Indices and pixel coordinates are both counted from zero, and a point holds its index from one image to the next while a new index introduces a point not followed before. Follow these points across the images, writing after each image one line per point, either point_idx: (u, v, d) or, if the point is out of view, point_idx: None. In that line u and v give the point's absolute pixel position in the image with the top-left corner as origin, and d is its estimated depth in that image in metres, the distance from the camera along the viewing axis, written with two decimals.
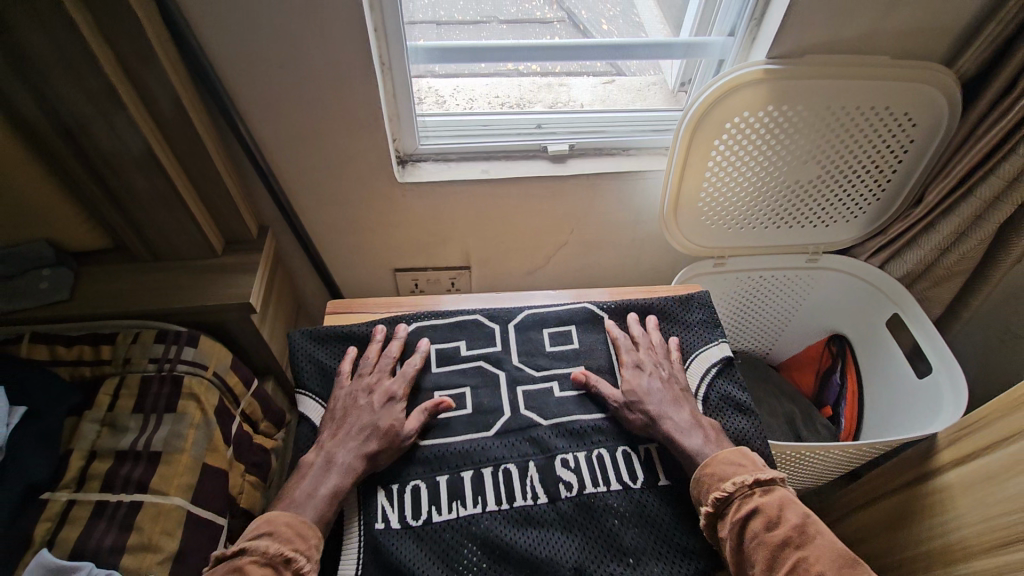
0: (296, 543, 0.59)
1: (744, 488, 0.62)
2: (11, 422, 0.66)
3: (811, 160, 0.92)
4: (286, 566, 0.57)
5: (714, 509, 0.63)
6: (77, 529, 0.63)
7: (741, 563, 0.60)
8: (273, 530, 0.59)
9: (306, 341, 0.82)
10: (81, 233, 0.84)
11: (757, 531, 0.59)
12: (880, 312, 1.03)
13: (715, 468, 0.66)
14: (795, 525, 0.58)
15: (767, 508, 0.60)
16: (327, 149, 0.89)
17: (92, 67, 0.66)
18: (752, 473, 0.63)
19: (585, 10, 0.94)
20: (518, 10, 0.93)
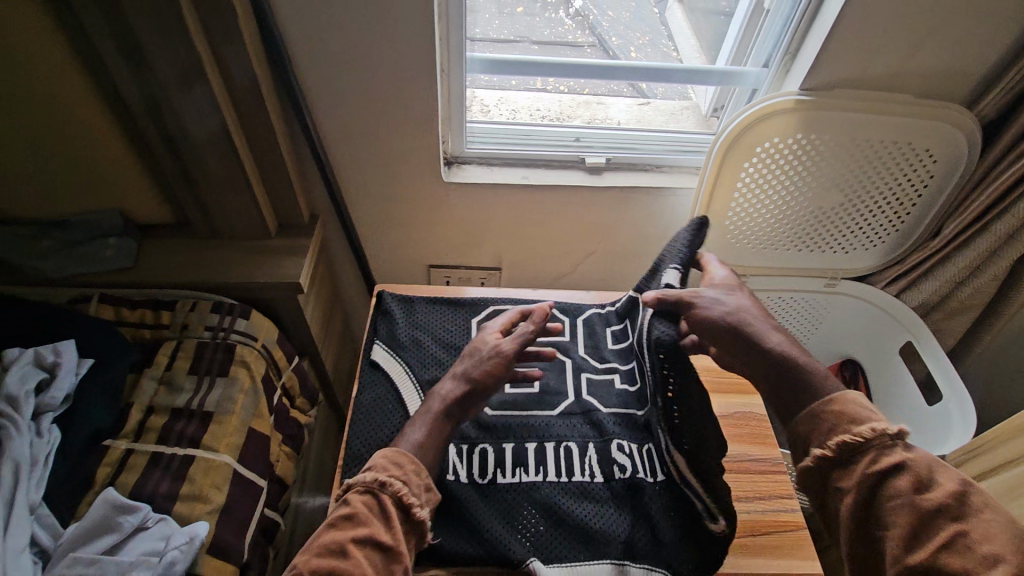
0: (392, 470, 0.61)
1: (883, 438, 0.57)
2: (80, 372, 0.72)
3: (836, 189, 0.97)
4: (382, 490, 0.59)
5: (832, 453, 0.58)
6: (135, 475, 0.68)
7: (868, 512, 0.57)
8: (370, 464, 0.62)
9: (399, 303, 0.89)
10: (147, 205, 0.90)
11: (905, 489, 0.55)
12: (895, 339, 1.06)
13: (841, 409, 0.59)
14: (953, 493, 0.55)
15: (917, 466, 0.56)
16: (383, 145, 0.95)
17: (188, 49, 0.72)
18: (891, 424, 0.58)
19: (616, 38, 1.01)
20: (549, 33, 1.00)
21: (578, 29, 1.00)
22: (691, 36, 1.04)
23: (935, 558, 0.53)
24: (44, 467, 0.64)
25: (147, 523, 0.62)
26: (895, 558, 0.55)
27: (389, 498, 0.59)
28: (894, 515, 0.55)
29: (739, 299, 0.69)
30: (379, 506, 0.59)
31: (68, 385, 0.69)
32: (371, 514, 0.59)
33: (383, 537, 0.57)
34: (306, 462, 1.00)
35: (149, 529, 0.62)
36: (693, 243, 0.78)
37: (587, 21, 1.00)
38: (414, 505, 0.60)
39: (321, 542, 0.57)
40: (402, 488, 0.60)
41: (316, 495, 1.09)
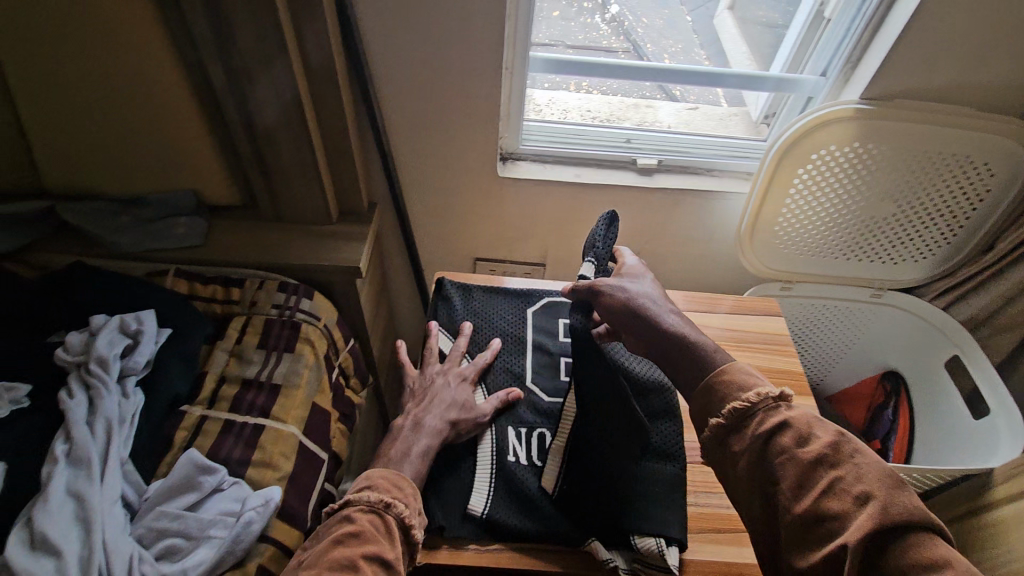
0: (394, 492, 0.61)
1: (768, 400, 0.57)
2: (159, 341, 0.75)
3: (890, 199, 0.98)
4: (387, 511, 0.59)
5: (725, 421, 0.57)
6: (211, 439, 0.71)
7: (765, 476, 0.55)
8: (371, 484, 0.62)
9: (460, 291, 0.92)
10: (219, 186, 0.95)
11: (787, 446, 0.54)
12: (941, 353, 1.05)
13: (732, 377, 0.59)
14: (829, 442, 0.54)
15: (798, 422, 0.56)
16: (443, 138, 0.98)
17: (276, 38, 0.76)
18: (776, 387, 0.58)
19: (651, 44, 1.03)
20: (583, 37, 1.01)
21: (613, 35, 1.02)
22: (739, 41, 1.04)
23: (818, 506, 0.51)
24: (131, 425, 0.68)
25: (222, 486, 0.66)
26: (787, 516, 0.53)
27: (393, 519, 0.59)
28: (781, 475, 0.54)
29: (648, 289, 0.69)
30: (384, 525, 0.58)
31: (150, 351, 0.73)
32: (378, 533, 0.57)
33: (390, 555, 0.56)
34: (356, 442, 1.03)
35: (224, 491, 0.66)
36: (606, 239, 0.77)
37: (623, 27, 1.02)
38: (414, 526, 0.60)
39: (330, 560, 0.54)
40: (405, 509, 0.60)
41: (360, 477, 1.13)
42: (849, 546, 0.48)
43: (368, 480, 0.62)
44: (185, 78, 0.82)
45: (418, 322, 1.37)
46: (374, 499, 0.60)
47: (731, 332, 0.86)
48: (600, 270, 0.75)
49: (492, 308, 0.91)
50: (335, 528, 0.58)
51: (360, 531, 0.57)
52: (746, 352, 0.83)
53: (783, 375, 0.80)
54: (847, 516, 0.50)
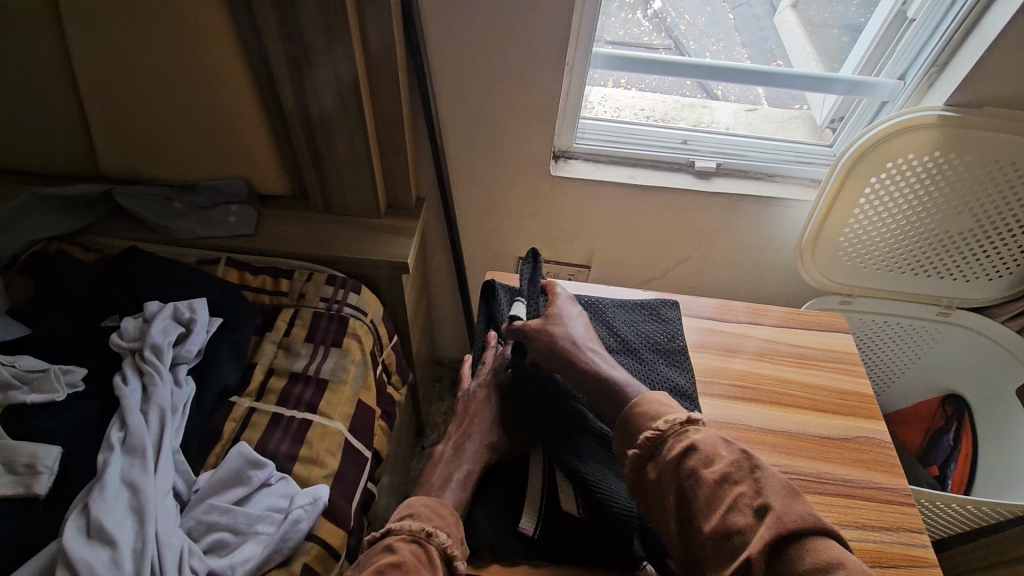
0: (435, 520, 0.59)
1: (676, 427, 0.58)
2: (210, 330, 0.75)
3: (968, 213, 0.92)
4: (428, 541, 0.57)
5: (642, 451, 0.58)
6: (259, 432, 0.71)
7: (682, 503, 0.54)
8: (413, 513, 0.60)
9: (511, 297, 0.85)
10: (270, 175, 0.94)
11: (694, 467, 0.54)
12: (1013, 377, 0.98)
13: (644, 408, 0.61)
14: (733, 462, 0.54)
15: (704, 444, 0.56)
16: (496, 134, 0.96)
17: (340, 27, 0.75)
18: (686, 412, 0.59)
19: (691, 42, 0.97)
20: (625, 33, 0.94)
21: (654, 31, 0.96)
22: (803, 38, 0.97)
23: (722, 523, 0.51)
24: (182, 414, 0.67)
25: (270, 480, 0.65)
26: (699, 537, 0.52)
27: (434, 549, 0.56)
28: (695, 498, 0.53)
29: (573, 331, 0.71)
30: (425, 556, 0.56)
31: (201, 340, 0.73)
32: (419, 563, 0.55)
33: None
34: (394, 439, 1.02)
35: (272, 486, 0.65)
36: (532, 280, 0.79)
37: (664, 24, 0.95)
38: (454, 557, 0.57)
39: None
40: (445, 539, 0.57)
41: (395, 473, 1.12)
42: (753, 559, 0.47)
43: (411, 508, 0.60)
44: (246, 66, 0.81)
45: (456, 319, 1.35)
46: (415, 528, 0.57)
47: (796, 347, 0.82)
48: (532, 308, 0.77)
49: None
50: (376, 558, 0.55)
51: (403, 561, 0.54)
52: (811, 370, 0.78)
53: (851, 396, 0.75)
54: (750, 531, 0.49)
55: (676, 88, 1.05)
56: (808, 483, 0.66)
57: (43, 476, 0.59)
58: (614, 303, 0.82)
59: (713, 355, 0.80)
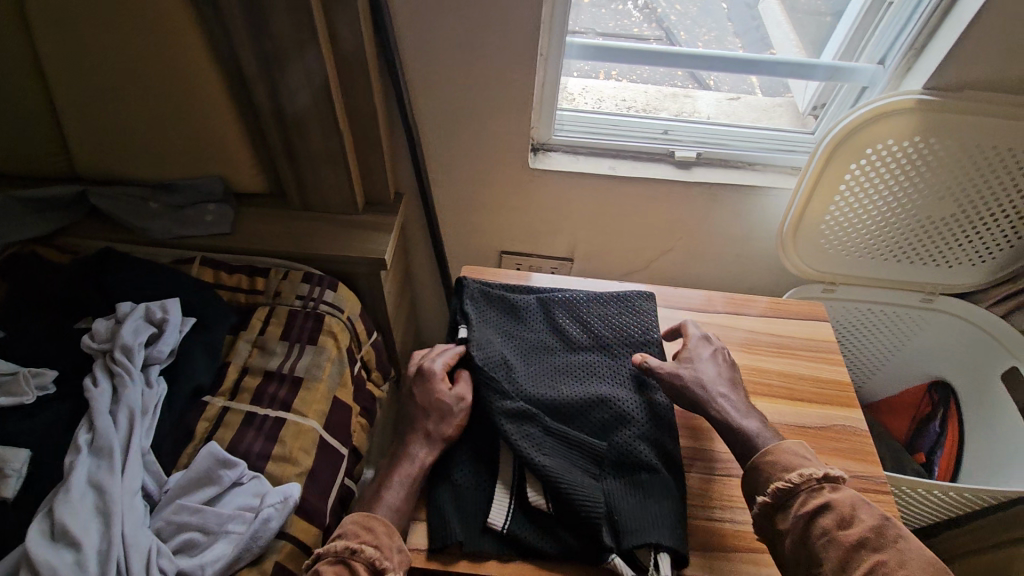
0: (362, 536, 0.59)
1: (812, 483, 0.58)
2: (184, 330, 0.75)
3: (950, 199, 0.91)
4: (353, 557, 0.57)
5: (771, 500, 0.58)
6: (232, 431, 0.70)
7: (810, 556, 0.55)
8: (341, 532, 0.60)
9: (486, 291, 0.81)
10: (246, 173, 0.93)
11: (827, 527, 0.55)
12: (998, 363, 0.98)
13: (777, 457, 0.61)
14: (871, 528, 0.55)
15: (840, 505, 0.56)
16: (472, 127, 0.95)
17: (307, 23, 0.74)
18: (822, 468, 0.59)
19: (683, 32, 0.96)
20: (615, 25, 0.95)
21: (645, 22, 0.96)
22: (787, 25, 0.96)
23: None
24: (153, 415, 0.67)
25: (241, 479, 0.65)
26: None
27: (360, 564, 0.57)
28: (826, 555, 0.54)
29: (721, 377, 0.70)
30: (350, 572, 0.56)
31: (173, 340, 0.73)
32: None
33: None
34: (376, 435, 1.02)
35: (243, 485, 0.65)
36: (473, 297, 0.81)
37: (655, 14, 0.95)
38: (385, 568, 0.57)
39: None
40: (373, 552, 0.57)
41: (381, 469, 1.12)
42: None
43: (341, 526, 0.61)
44: (215, 64, 0.80)
45: (441, 314, 1.35)
46: (337, 547, 0.57)
47: (773, 336, 0.81)
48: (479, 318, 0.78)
49: (507, 306, 0.81)
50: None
51: None
52: (788, 359, 0.77)
53: (828, 384, 0.75)
54: None
55: (668, 78, 1.05)
56: None
57: (11, 479, 0.60)
58: (589, 296, 0.82)
59: (688, 346, 0.79)
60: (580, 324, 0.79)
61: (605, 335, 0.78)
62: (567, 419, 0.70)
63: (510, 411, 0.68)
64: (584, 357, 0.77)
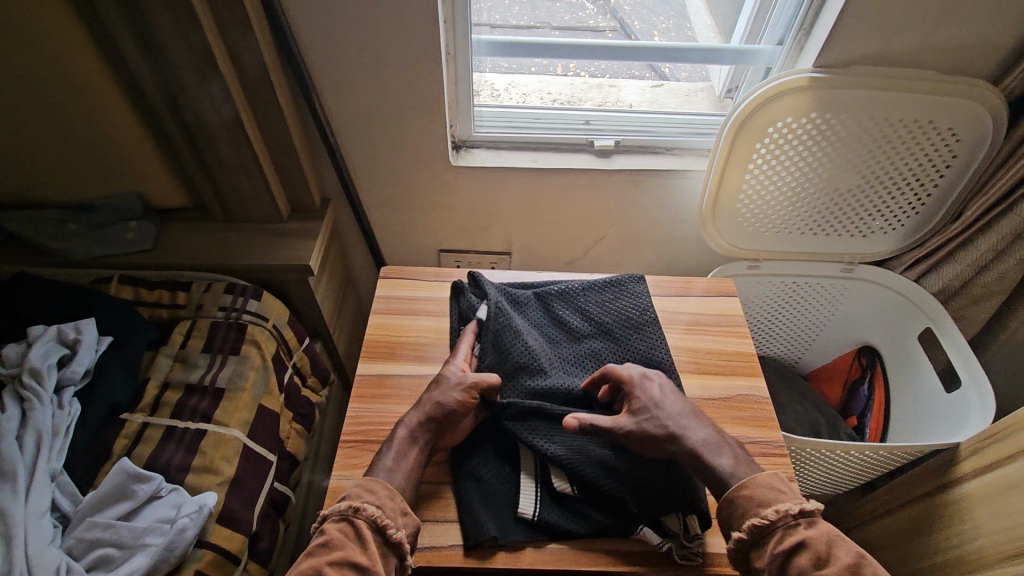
0: (366, 496, 0.57)
1: (787, 518, 0.55)
2: (100, 349, 0.75)
3: (853, 171, 0.95)
4: (355, 516, 0.56)
5: (746, 537, 0.56)
6: (150, 447, 0.71)
7: None
8: (347, 493, 0.59)
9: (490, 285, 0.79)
10: (165, 188, 0.93)
11: (802, 567, 0.52)
12: (916, 326, 1.02)
13: (751, 492, 0.57)
14: (846, 565, 0.52)
15: (815, 543, 0.53)
16: (390, 129, 0.96)
17: (199, 36, 0.74)
18: (800, 502, 0.56)
19: (638, 22, 0.98)
20: (571, 18, 0.97)
21: (599, 13, 0.97)
22: (707, 10, 1.00)
23: None
24: (65, 437, 0.67)
25: (160, 492, 0.66)
26: None
27: (364, 523, 0.55)
28: None
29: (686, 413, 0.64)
30: (354, 530, 0.55)
31: (88, 360, 0.73)
32: (347, 538, 0.55)
33: (360, 557, 0.53)
34: (318, 441, 1.03)
35: (163, 498, 0.66)
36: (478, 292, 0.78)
37: (609, 5, 0.97)
38: (388, 526, 0.55)
39: (299, 569, 0.53)
40: (377, 511, 0.56)
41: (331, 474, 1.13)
42: None
43: (347, 488, 0.59)
44: (117, 83, 0.80)
45: None
46: (341, 505, 0.56)
47: (685, 314, 0.83)
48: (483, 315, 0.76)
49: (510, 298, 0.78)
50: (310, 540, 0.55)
51: (327, 542, 0.54)
52: (698, 335, 0.80)
53: (735, 357, 0.78)
54: None
55: (626, 68, 1.06)
56: None
57: None
58: (584, 285, 0.81)
59: None
60: (582, 311, 0.78)
61: (607, 320, 0.77)
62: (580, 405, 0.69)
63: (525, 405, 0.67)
64: (590, 346, 0.75)
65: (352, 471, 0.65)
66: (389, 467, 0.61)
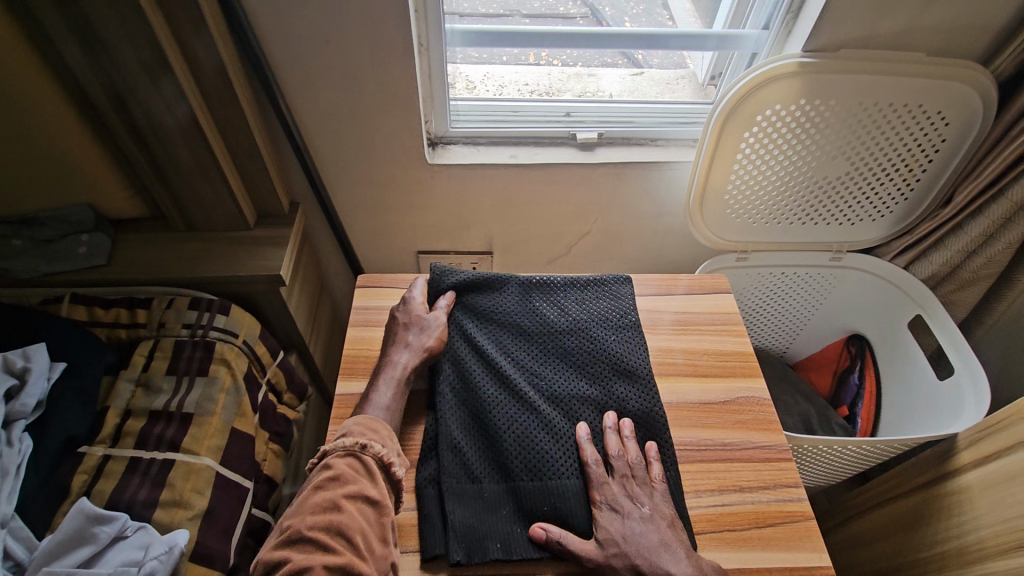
0: (371, 434, 0.59)
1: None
2: (51, 377, 0.69)
3: (841, 158, 0.92)
4: (365, 452, 0.57)
5: None
6: (113, 482, 0.65)
7: None
8: (346, 429, 0.59)
9: (458, 277, 0.74)
10: (116, 197, 0.86)
11: None
12: (906, 314, 1.01)
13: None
14: None
15: None
16: (360, 127, 0.91)
17: (147, 31, 0.68)
18: None
19: (609, 8, 0.95)
20: (541, 5, 0.93)
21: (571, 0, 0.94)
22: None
23: None
24: (16, 477, 0.61)
25: (125, 532, 0.60)
26: None
27: (372, 460, 0.57)
28: None
29: (662, 533, 0.56)
30: (363, 466, 0.57)
31: (39, 391, 0.67)
32: (357, 473, 0.56)
33: (374, 492, 0.55)
34: (297, 458, 0.97)
35: (128, 537, 0.60)
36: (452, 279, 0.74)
37: None
38: (394, 465, 0.58)
39: (311, 503, 0.54)
40: (384, 449, 0.58)
41: None
42: None
43: (346, 424, 0.60)
44: (55, 85, 0.72)
45: None
46: (351, 441, 0.57)
47: (677, 313, 0.80)
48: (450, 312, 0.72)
49: (481, 290, 0.74)
50: (316, 474, 0.56)
51: (339, 474, 0.55)
52: (692, 336, 0.77)
53: (732, 356, 0.75)
54: None
55: (599, 56, 1.02)
56: (685, 453, 0.65)
57: None
58: (566, 282, 0.77)
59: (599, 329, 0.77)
60: (559, 309, 0.74)
61: (584, 320, 0.73)
62: (548, 411, 0.65)
63: (484, 416, 0.64)
64: (564, 342, 0.71)
65: None
66: (386, 405, 0.63)
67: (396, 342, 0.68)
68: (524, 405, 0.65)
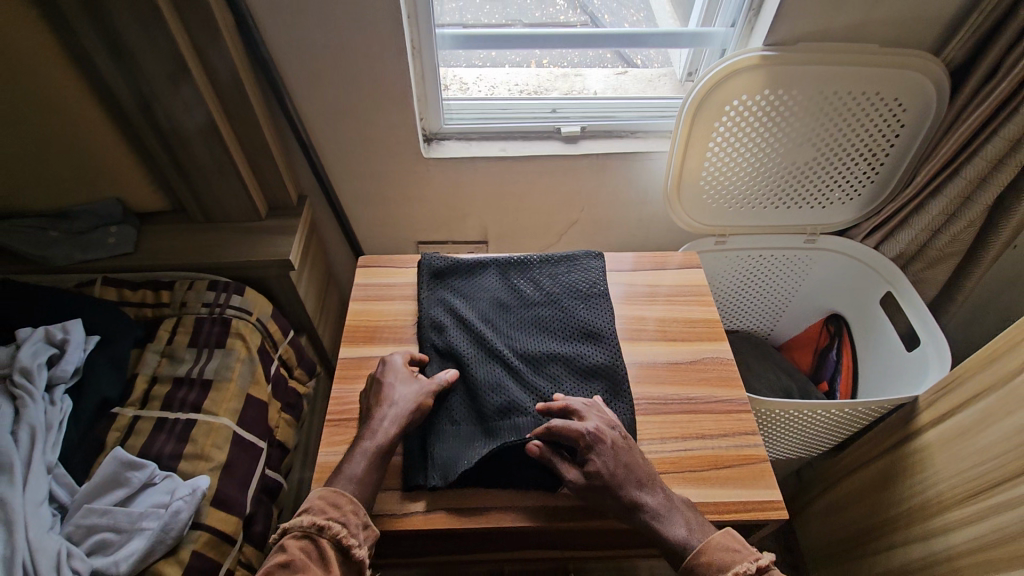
0: (330, 512, 0.57)
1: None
2: (88, 348, 0.77)
3: (807, 143, 0.99)
4: (320, 534, 0.56)
5: None
6: (142, 439, 0.73)
7: None
8: (307, 507, 0.58)
9: (442, 261, 0.83)
10: (142, 192, 0.95)
11: None
12: (878, 289, 1.07)
13: (709, 558, 0.56)
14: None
15: None
16: (360, 125, 0.99)
17: (170, 41, 0.76)
18: (754, 559, 0.56)
19: (608, 15, 1.02)
20: (541, 14, 1.01)
21: (570, 9, 1.02)
22: None
23: None
24: (59, 431, 0.70)
25: (154, 480, 0.69)
26: None
27: (327, 541, 0.56)
28: None
29: (639, 467, 0.61)
30: (317, 550, 0.56)
31: (78, 359, 0.75)
32: (308, 559, 0.55)
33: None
34: (306, 431, 1.05)
35: (157, 485, 0.68)
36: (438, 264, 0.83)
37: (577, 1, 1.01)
38: (352, 545, 0.56)
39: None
40: (341, 529, 0.57)
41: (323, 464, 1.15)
42: None
43: (305, 500, 0.58)
44: (90, 90, 0.81)
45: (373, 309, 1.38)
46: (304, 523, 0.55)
47: (652, 287, 0.87)
48: (433, 292, 0.81)
49: (461, 271, 0.83)
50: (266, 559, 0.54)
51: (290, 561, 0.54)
52: (665, 306, 0.84)
53: (699, 323, 0.82)
54: None
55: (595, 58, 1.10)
56: (653, 406, 0.72)
57: None
58: (540, 258, 0.84)
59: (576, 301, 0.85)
60: (533, 283, 0.82)
61: (555, 291, 0.80)
62: (521, 366, 0.72)
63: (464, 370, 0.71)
64: (537, 311, 0.78)
65: (339, 446, 0.68)
66: (358, 478, 0.61)
67: (377, 408, 0.66)
68: (497, 363, 0.72)
